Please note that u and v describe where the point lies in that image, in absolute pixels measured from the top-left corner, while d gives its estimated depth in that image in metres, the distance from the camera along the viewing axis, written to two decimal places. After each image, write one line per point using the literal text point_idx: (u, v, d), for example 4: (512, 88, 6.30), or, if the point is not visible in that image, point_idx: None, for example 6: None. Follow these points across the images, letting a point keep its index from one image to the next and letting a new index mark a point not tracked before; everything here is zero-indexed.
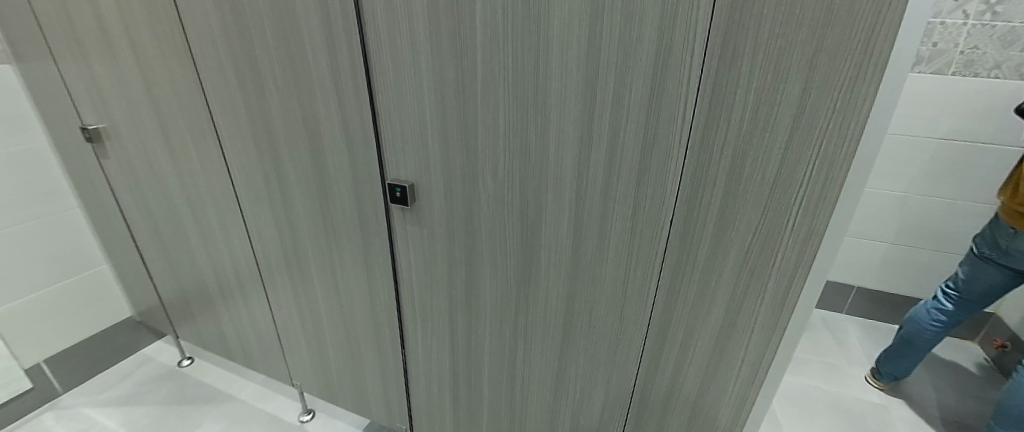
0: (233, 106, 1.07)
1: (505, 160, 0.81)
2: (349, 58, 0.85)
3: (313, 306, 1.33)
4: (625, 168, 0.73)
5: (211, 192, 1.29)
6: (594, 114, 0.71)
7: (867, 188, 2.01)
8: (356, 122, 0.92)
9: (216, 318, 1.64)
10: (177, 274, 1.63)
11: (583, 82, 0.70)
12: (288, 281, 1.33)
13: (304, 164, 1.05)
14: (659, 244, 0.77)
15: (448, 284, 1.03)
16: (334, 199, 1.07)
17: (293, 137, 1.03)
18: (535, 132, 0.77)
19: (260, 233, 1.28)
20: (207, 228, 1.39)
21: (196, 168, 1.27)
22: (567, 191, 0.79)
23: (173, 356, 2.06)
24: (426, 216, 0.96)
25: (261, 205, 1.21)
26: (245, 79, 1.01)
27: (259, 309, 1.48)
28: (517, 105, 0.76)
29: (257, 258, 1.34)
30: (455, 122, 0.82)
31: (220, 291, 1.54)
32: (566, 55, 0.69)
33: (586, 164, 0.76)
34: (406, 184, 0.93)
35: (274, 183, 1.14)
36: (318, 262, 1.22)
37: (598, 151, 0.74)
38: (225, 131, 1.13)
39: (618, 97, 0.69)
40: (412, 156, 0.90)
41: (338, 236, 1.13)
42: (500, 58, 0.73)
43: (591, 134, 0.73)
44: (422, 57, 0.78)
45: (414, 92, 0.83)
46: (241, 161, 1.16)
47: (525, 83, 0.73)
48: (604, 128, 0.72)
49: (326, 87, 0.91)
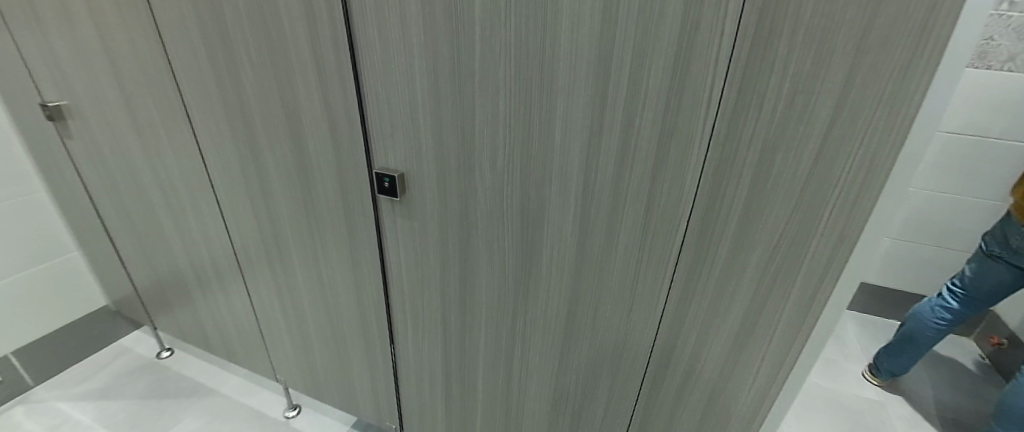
0: (205, 84, 0.98)
1: (506, 149, 0.74)
2: (331, 31, 0.76)
3: (296, 300, 1.25)
4: (639, 160, 0.66)
5: (185, 178, 1.20)
6: (608, 101, 0.63)
7: (912, 190, 1.92)
8: (340, 105, 0.83)
9: (195, 309, 1.56)
10: (152, 263, 1.54)
11: (595, 63, 0.61)
12: (270, 274, 1.25)
13: (284, 149, 0.96)
14: (674, 243, 0.71)
15: (441, 281, 0.96)
16: (317, 188, 0.98)
17: (271, 119, 0.93)
18: (540, 119, 0.69)
19: (239, 223, 1.19)
20: (182, 216, 1.30)
21: (166, 152, 1.17)
22: (573, 184, 0.72)
23: (152, 347, 1.97)
24: (417, 209, 0.88)
25: (239, 193, 1.12)
26: (216, 53, 0.91)
27: (240, 302, 1.40)
28: (521, 89, 0.67)
29: (235, 248, 1.26)
30: (451, 107, 0.74)
31: (198, 282, 1.46)
32: (577, 31, 0.60)
33: (596, 157, 0.68)
34: (395, 174, 0.84)
35: (251, 170, 1.05)
36: (301, 255, 1.14)
37: (610, 141, 0.66)
38: (196, 111, 1.03)
39: (635, 82, 0.61)
40: (402, 143, 0.82)
41: (322, 228, 1.05)
42: (502, 34, 0.64)
43: (602, 122, 0.65)
44: (413, 30, 0.69)
45: (403, 70, 0.74)
46: (216, 145, 1.07)
47: (529, 63, 0.65)
48: (618, 115, 0.64)
49: (306, 63, 0.81)
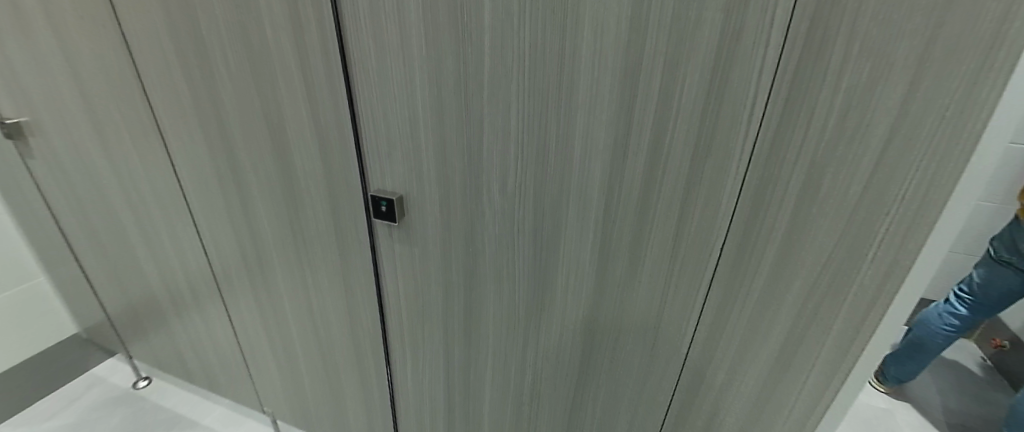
0: (179, 99, 0.88)
1: (518, 171, 0.67)
2: (320, 42, 0.68)
3: (283, 329, 1.16)
4: (668, 183, 0.60)
5: (160, 199, 1.10)
6: (634, 119, 0.57)
7: (980, 201, 1.75)
8: (330, 122, 0.75)
9: (173, 338, 1.45)
10: (126, 289, 1.43)
11: (621, 78, 0.55)
12: (255, 301, 1.15)
13: (269, 170, 0.88)
14: (704, 272, 0.65)
15: (444, 311, 0.88)
16: (306, 211, 0.90)
17: (254, 137, 0.85)
18: (557, 137, 0.62)
19: (220, 248, 1.10)
20: (157, 240, 1.20)
21: (138, 172, 1.08)
22: (593, 207, 0.65)
23: (128, 376, 1.84)
24: (418, 234, 0.81)
25: (220, 217, 1.03)
26: (191, 66, 0.82)
27: (222, 330, 1.30)
28: (536, 105, 0.61)
29: (216, 274, 1.16)
30: (457, 125, 0.67)
31: (176, 309, 1.35)
32: (600, 42, 0.54)
33: (620, 179, 0.62)
34: (393, 197, 0.77)
35: (233, 192, 0.97)
36: (288, 282, 1.05)
37: (636, 162, 0.60)
38: (171, 128, 0.94)
39: (666, 98, 0.55)
40: (401, 164, 0.74)
41: (312, 254, 0.96)
42: (515, 45, 0.58)
43: (627, 141, 0.59)
44: (414, 42, 0.62)
45: (403, 85, 0.67)
46: (193, 165, 0.98)
47: (545, 78, 0.59)
48: (646, 134, 0.58)
49: (293, 77, 0.74)
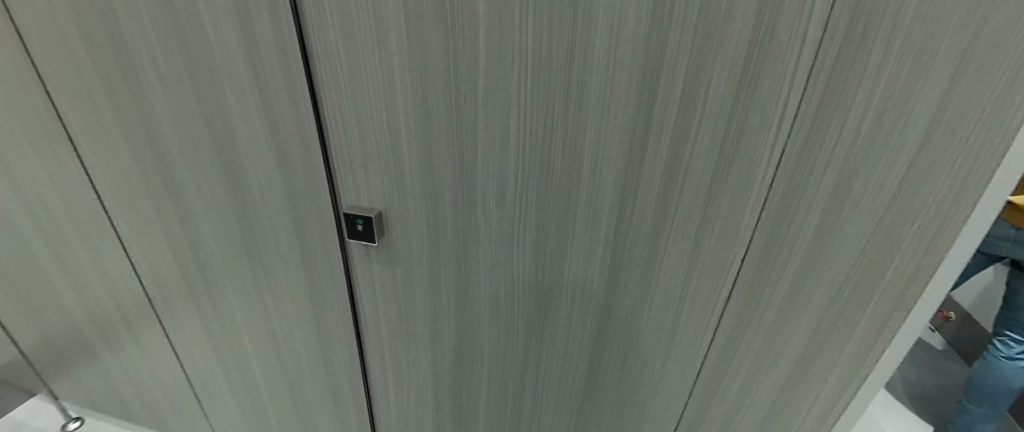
0: (92, 103, 0.72)
1: (517, 184, 0.59)
2: (275, 38, 0.56)
3: (242, 360, 1.02)
4: (686, 195, 0.55)
5: (78, 222, 0.92)
6: (652, 126, 0.51)
7: None
8: (291, 131, 0.64)
9: (107, 373, 1.26)
10: (41, 324, 1.21)
11: (638, 82, 0.49)
12: (205, 332, 1.01)
13: (216, 186, 0.75)
14: (721, 286, 0.60)
15: (431, 334, 0.80)
16: (264, 232, 0.77)
17: (196, 150, 0.72)
18: (563, 146, 0.55)
19: (159, 275, 0.94)
20: (79, 268, 1.02)
21: (47, 191, 0.89)
22: (603, 221, 0.59)
23: (54, 418, 1.56)
24: (401, 254, 0.72)
25: (157, 241, 0.88)
26: (107, 65, 0.67)
27: (167, 365, 1.14)
28: (539, 110, 0.53)
29: (156, 304, 1.00)
30: (446, 133, 0.58)
31: (108, 345, 1.16)
32: (616, 41, 0.47)
33: (634, 189, 0.56)
34: (371, 214, 0.67)
35: (172, 212, 0.82)
36: (246, 310, 0.92)
37: (652, 173, 0.54)
38: (85, 140, 0.78)
39: (688, 104, 0.49)
40: (380, 177, 0.65)
41: (273, 279, 0.84)
42: (515, 43, 0.49)
43: (643, 149, 0.53)
44: (392, 38, 0.53)
45: (380, 89, 0.57)
46: (119, 183, 0.82)
47: (551, 82, 0.51)
48: (663, 143, 0.52)
49: (241, 80, 0.61)
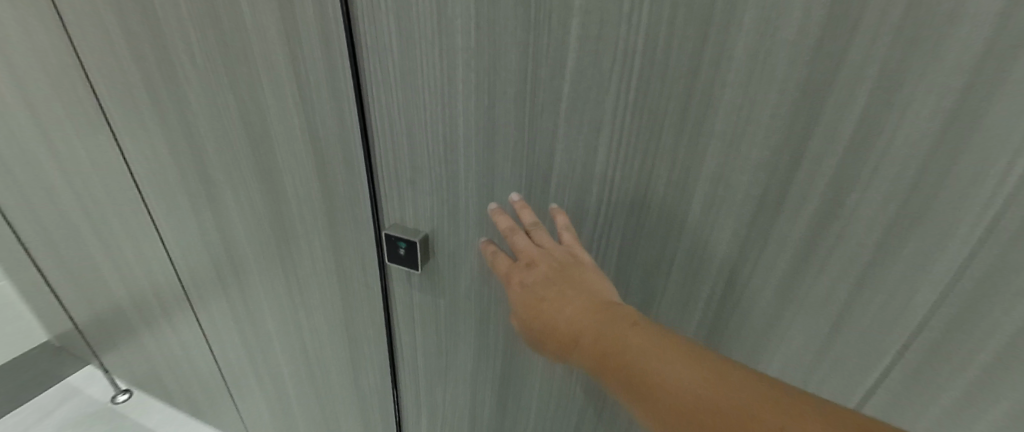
0: (130, 93, 0.67)
1: (598, 219, 0.48)
2: (318, 28, 0.47)
3: (272, 364, 0.97)
4: (832, 264, 0.39)
5: (120, 211, 0.90)
6: (799, 167, 0.37)
7: None
8: (333, 141, 0.55)
9: (148, 355, 1.26)
10: (91, 302, 1.23)
11: (792, 105, 0.34)
12: (238, 333, 0.97)
13: (251, 190, 0.68)
14: (858, 392, 0.44)
15: (474, 369, 0.71)
16: (299, 242, 0.70)
17: (232, 150, 0.65)
18: (666, 184, 0.42)
19: (195, 273, 0.90)
20: (121, 254, 1.00)
21: (91, 178, 0.87)
22: (709, 278, 0.46)
23: (105, 388, 1.54)
24: (448, 281, 0.63)
25: (193, 238, 0.84)
26: (143, 51, 0.61)
27: (203, 359, 1.11)
28: (637, 138, 0.41)
29: (192, 300, 0.97)
30: (512, 155, 0.47)
31: (151, 331, 1.16)
32: (768, 46, 0.33)
33: (756, 247, 0.42)
34: (415, 238, 0.58)
35: (207, 212, 0.77)
36: (277, 317, 0.86)
37: (788, 227, 0.40)
38: (124, 129, 0.73)
39: (861, 145, 0.34)
40: (430, 196, 0.55)
41: (306, 292, 0.77)
42: (619, 43, 0.37)
43: (778, 200, 0.39)
44: (456, 38, 0.42)
45: (436, 97, 0.47)
46: (156, 176, 0.77)
47: (661, 97, 0.38)
48: (812, 193, 0.37)
49: (281, 76, 0.53)
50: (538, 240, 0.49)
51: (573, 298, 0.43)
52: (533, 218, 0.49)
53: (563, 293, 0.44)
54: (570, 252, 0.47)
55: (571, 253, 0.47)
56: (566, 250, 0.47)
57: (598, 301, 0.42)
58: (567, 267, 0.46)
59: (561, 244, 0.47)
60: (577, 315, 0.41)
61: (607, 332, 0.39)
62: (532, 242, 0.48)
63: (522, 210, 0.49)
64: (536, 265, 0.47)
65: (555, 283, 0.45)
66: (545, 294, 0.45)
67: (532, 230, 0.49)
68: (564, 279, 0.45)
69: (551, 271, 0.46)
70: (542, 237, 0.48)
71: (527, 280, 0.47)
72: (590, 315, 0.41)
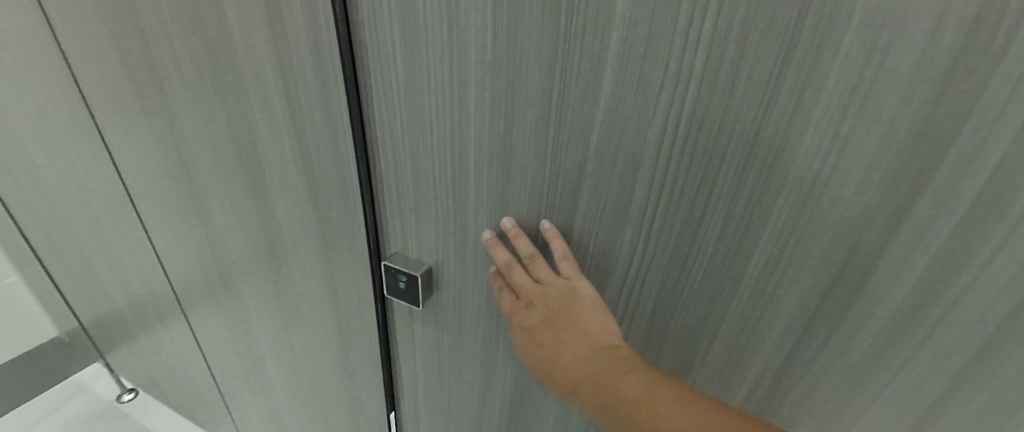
0: (116, 98, 0.63)
1: (628, 271, 0.40)
2: (309, 35, 0.41)
3: (266, 384, 0.92)
4: (935, 356, 0.30)
5: (115, 219, 0.86)
6: (901, 235, 0.28)
7: None
8: (327, 163, 0.49)
9: (147, 359, 1.23)
10: (93, 304, 1.20)
11: (901, 157, 0.26)
12: (232, 350, 0.92)
13: (241, 209, 0.63)
14: None
15: (479, 414, 0.64)
16: (290, 267, 0.64)
17: (222, 166, 0.59)
18: (713, 241, 0.35)
19: (187, 287, 0.86)
20: (116, 259, 0.97)
21: (86, 182, 0.83)
22: (758, 353, 0.38)
23: (112, 386, 1.48)
24: (453, 320, 0.56)
25: (184, 254, 0.79)
26: (128, 56, 0.56)
27: (199, 369, 1.07)
28: (682, 184, 0.33)
29: (186, 312, 0.93)
30: (530, 192, 0.40)
31: (151, 337, 1.13)
32: (875, 78, 0.25)
33: (824, 326, 0.34)
34: (417, 273, 0.52)
35: (198, 228, 0.72)
36: (271, 339, 0.81)
37: (877, 307, 0.31)
38: (113, 135, 0.69)
39: (985, 216, 0.25)
40: (434, 227, 0.49)
41: (299, 317, 0.71)
42: (670, 66, 0.29)
43: (859, 273, 0.30)
44: (469, 56, 0.36)
45: (444, 121, 0.40)
46: (148, 188, 0.72)
47: (719, 136, 0.30)
48: (917, 267, 0.28)
49: (270, 89, 0.47)
50: (536, 274, 0.43)
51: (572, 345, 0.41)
52: (529, 246, 0.42)
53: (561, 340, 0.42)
54: (572, 288, 0.41)
55: (570, 287, 0.41)
56: (566, 283, 0.41)
57: (601, 346, 0.40)
58: (565, 307, 0.42)
59: (559, 279, 0.42)
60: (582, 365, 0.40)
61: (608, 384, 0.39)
62: (528, 277, 0.43)
63: (517, 240, 0.42)
64: (535, 306, 0.43)
65: (554, 326, 0.42)
66: (547, 339, 0.43)
67: (528, 263, 0.43)
68: (561, 322, 0.42)
69: (551, 313, 0.42)
70: (540, 270, 0.43)
71: (527, 323, 0.44)
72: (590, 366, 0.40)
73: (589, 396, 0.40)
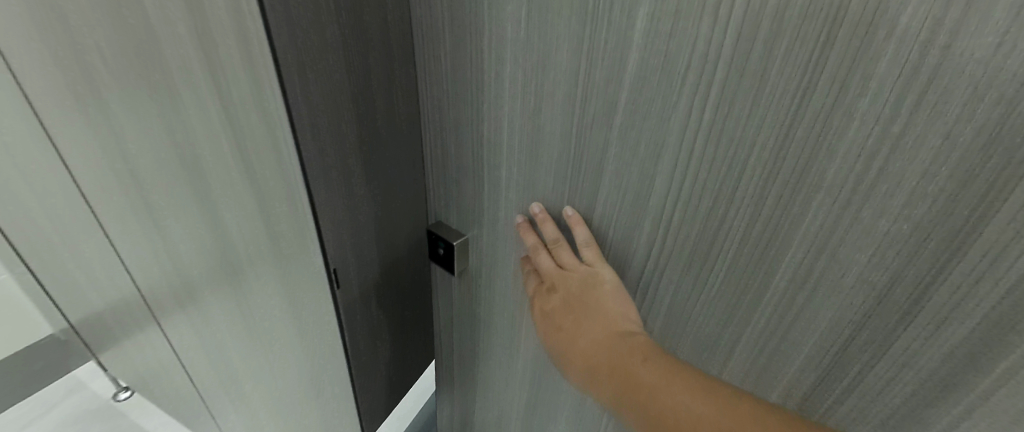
0: (45, 71, 0.45)
1: (646, 266, 0.38)
2: (235, 26, 0.32)
3: (263, 410, 0.76)
4: (1000, 411, 0.25)
5: (71, 231, 0.68)
6: (964, 259, 0.23)
7: None
8: (275, 168, 0.41)
9: (132, 375, 0.99)
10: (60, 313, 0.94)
11: (965, 165, 0.22)
12: (219, 376, 0.74)
13: (192, 226, 0.53)
14: None
15: (501, 380, 0.67)
16: (251, 287, 0.55)
17: (165, 176, 0.48)
18: (741, 244, 0.31)
19: (160, 308, 0.69)
20: (65, 263, 0.76)
21: (19, 181, 0.66)
22: (776, 371, 0.35)
23: (109, 383, 1.13)
24: (483, 291, 0.59)
25: (149, 265, 0.63)
26: (41, 26, 0.40)
27: (182, 392, 0.86)
28: (703, 176, 0.31)
29: (168, 339, 0.74)
30: (558, 173, 0.40)
31: (129, 346, 0.86)
32: (937, 66, 0.21)
33: (859, 357, 0.29)
34: (454, 240, 0.55)
35: (157, 239, 0.57)
36: (249, 361, 0.68)
37: (928, 347, 0.26)
38: (57, 124, 0.52)
39: None
40: (471, 199, 0.51)
41: (270, 338, 0.61)
42: (697, 46, 0.27)
43: (904, 301, 0.26)
44: (508, 33, 0.37)
45: (484, 96, 0.42)
46: (99, 184, 0.55)
47: (745, 127, 0.27)
48: (980, 301, 0.23)
49: (201, 86, 0.37)
50: (561, 259, 0.43)
51: (591, 330, 0.40)
52: (555, 231, 0.43)
53: (581, 325, 0.41)
54: (593, 276, 0.40)
55: (593, 275, 0.41)
56: (588, 271, 0.41)
57: (616, 334, 0.38)
58: (585, 295, 0.41)
59: (581, 267, 0.41)
60: (595, 348, 0.39)
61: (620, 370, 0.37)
62: (551, 261, 0.43)
63: (543, 225, 0.43)
64: (556, 291, 0.43)
65: (572, 313, 0.42)
66: (566, 324, 0.43)
67: (554, 248, 0.43)
68: (581, 309, 0.41)
69: (571, 299, 0.42)
70: (565, 256, 0.42)
71: (549, 307, 0.44)
72: (605, 350, 0.38)
73: (602, 380, 0.39)
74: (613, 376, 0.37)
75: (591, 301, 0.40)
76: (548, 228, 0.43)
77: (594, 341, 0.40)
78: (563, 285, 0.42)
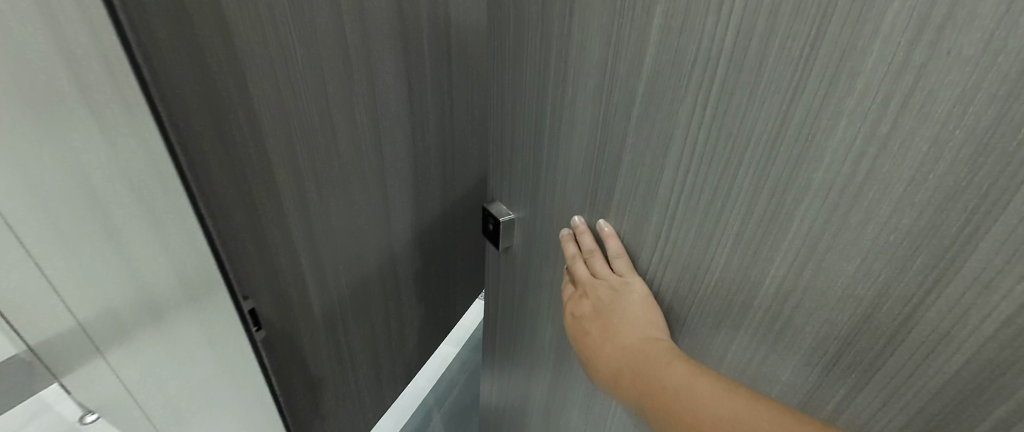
0: None
1: (652, 257, 0.40)
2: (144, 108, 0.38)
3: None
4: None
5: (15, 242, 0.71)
6: (956, 277, 0.22)
7: None
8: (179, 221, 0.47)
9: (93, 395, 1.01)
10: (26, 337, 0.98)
11: (954, 171, 0.20)
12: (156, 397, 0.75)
13: (113, 247, 0.55)
14: None
15: (529, 355, 0.71)
16: (169, 309, 0.57)
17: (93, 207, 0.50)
18: (743, 241, 0.31)
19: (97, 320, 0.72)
20: (18, 280, 0.79)
21: None
22: (770, 376, 0.34)
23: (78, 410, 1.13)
24: (523, 268, 0.63)
25: (81, 277, 0.66)
26: None
27: (127, 412, 0.87)
28: (705, 171, 0.31)
29: (107, 355, 0.77)
30: (584, 162, 0.43)
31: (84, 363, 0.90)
32: (924, 63, 0.20)
33: (858, 374, 0.28)
34: (501, 217, 0.61)
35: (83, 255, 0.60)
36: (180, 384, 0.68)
37: (927, 370, 0.25)
38: None
39: None
40: (519, 179, 0.56)
41: (199, 358, 0.62)
42: (703, 41, 0.28)
43: (901, 320, 0.25)
44: (555, 31, 0.41)
45: (536, 85, 0.46)
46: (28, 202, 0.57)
47: (741, 122, 0.28)
48: (978, 328, 0.22)
49: (114, 130, 0.40)
50: (594, 268, 0.44)
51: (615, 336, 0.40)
52: (592, 242, 0.44)
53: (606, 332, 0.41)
54: (623, 283, 0.42)
55: (623, 283, 0.42)
56: (619, 279, 0.42)
57: (640, 338, 0.38)
58: (613, 303, 0.42)
59: (614, 275, 0.43)
60: (619, 354, 0.39)
61: (642, 374, 0.36)
62: (586, 270, 0.44)
63: (583, 235, 0.45)
64: (587, 298, 0.44)
65: (600, 318, 0.42)
66: (592, 329, 0.43)
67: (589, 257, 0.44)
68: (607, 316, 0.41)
69: (599, 305, 0.42)
70: (599, 265, 0.44)
71: (578, 312, 0.45)
72: (628, 356, 0.38)
73: (629, 388, 0.37)
74: (635, 380, 0.37)
75: (617, 309, 0.41)
76: (586, 240, 0.45)
77: (618, 346, 0.39)
78: (593, 293, 0.43)
